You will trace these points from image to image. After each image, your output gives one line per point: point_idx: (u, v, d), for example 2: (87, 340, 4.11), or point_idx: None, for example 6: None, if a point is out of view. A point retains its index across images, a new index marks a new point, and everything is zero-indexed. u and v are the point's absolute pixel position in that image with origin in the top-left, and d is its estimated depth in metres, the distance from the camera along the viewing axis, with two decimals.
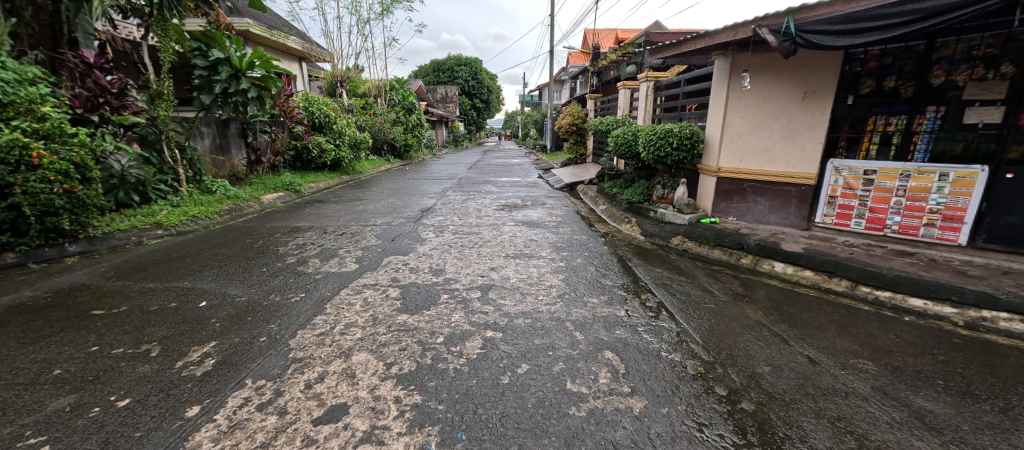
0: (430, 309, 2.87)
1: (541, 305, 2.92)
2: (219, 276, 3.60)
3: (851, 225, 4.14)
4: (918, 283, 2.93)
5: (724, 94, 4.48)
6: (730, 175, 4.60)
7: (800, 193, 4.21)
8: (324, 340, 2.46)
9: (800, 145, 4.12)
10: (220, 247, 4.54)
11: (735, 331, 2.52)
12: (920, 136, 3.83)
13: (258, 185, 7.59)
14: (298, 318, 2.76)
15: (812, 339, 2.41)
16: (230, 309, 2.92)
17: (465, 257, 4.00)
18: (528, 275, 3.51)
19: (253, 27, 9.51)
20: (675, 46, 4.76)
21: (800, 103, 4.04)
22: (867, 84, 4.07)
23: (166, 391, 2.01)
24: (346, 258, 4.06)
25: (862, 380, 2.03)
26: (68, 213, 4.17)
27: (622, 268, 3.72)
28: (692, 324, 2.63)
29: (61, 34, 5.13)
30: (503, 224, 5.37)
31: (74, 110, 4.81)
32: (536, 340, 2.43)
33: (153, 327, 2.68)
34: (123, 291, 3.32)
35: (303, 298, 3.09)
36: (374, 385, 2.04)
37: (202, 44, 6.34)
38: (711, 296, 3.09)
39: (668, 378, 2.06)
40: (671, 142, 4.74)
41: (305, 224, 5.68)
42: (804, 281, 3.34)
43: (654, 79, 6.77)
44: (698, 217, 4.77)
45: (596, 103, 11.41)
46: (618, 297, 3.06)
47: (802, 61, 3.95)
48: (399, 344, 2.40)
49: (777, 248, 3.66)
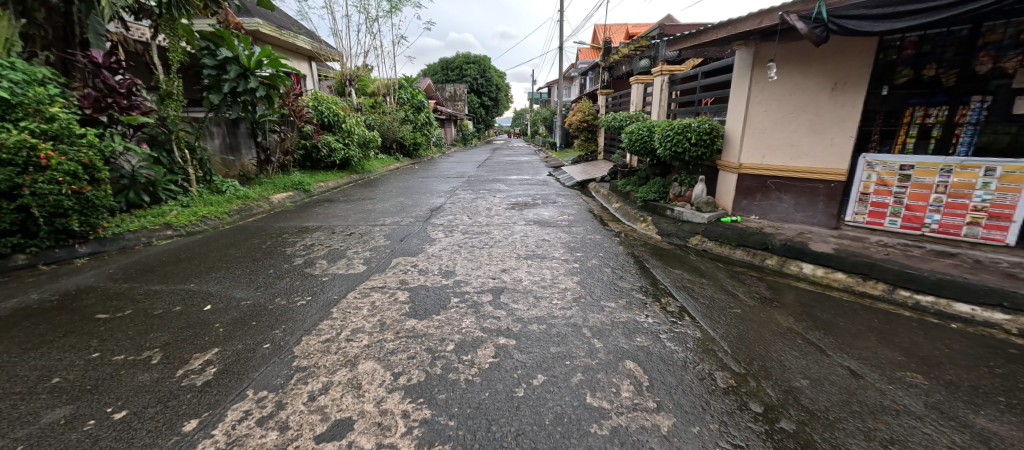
0: (440, 314, 2.75)
1: (556, 310, 2.79)
2: (226, 278, 3.52)
3: (885, 224, 3.85)
4: (964, 286, 2.72)
5: (747, 86, 4.26)
6: (752, 171, 4.38)
7: (829, 190, 3.97)
8: (328, 347, 2.34)
9: (829, 140, 3.90)
10: (227, 249, 4.47)
11: (766, 339, 2.35)
12: (963, 128, 3.62)
13: (267, 184, 7.58)
14: (303, 324, 2.65)
15: (851, 348, 2.25)
16: (235, 313, 2.84)
17: (476, 258, 3.87)
18: (541, 277, 3.37)
19: (262, 27, 9.59)
20: (693, 36, 4.58)
21: (829, 95, 3.82)
22: (903, 73, 3.83)
23: (165, 403, 1.91)
24: (354, 259, 3.96)
25: (913, 396, 1.86)
26: (77, 214, 4.15)
27: (640, 270, 3.56)
28: (719, 332, 2.47)
29: (73, 34, 5.19)
30: (514, 224, 5.23)
31: (82, 110, 4.74)
32: (552, 349, 2.31)
33: (155, 332, 2.59)
34: (129, 294, 3.25)
35: (309, 302, 2.99)
36: (380, 398, 1.92)
37: (211, 43, 6.32)
38: (736, 300, 2.91)
39: (697, 393, 1.91)
40: (689, 138, 4.54)
41: (313, 224, 5.61)
42: (835, 284, 3.15)
43: (669, 74, 6.52)
44: (717, 216, 4.57)
45: (607, 100, 11.11)
46: (636, 302, 2.90)
47: (832, 50, 3.73)
48: (407, 352, 2.29)
49: (805, 249, 3.47)
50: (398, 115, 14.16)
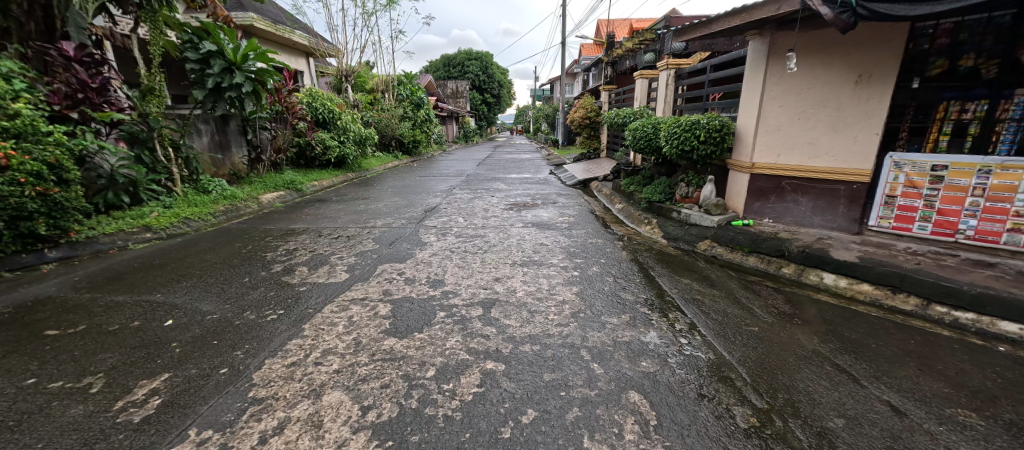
0: (423, 332, 2.47)
1: (551, 327, 2.51)
2: (196, 287, 3.24)
3: (913, 230, 3.53)
4: (1009, 303, 2.43)
5: (761, 80, 3.95)
6: (766, 171, 4.07)
7: (851, 192, 3.67)
8: (293, 374, 2.07)
9: (852, 137, 3.59)
10: (206, 254, 4.20)
11: (790, 365, 2.08)
12: (1005, 125, 3.33)
13: (257, 184, 7.30)
14: (270, 344, 2.37)
15: (888, 377, 1.98)
16: (198, 329, 2.56)
17: (468, 265, 3.59)
18: (537, 288, 3.09)
19: (256, 22, 9.35)
20: (704, 25, 4.26)
21: (853, 89, 3.52)
22: (936, 64, 3.51)
23: (91, 446, 1.64)
24: (337, 266, 3.68)
25: (970, 443, 1.59)
26: (44, 218, 3.90)
27: (644, 279, 3.27)
28: (736, 355, 2.19)
29: (54, 28, 4.89)
30: (510, 226, 4.94)
31: (51, 107, 4.42)
32: (546, 376, 2.04)
33: (104, 353, 2.32)
34: (88, 306, 2.97)
35: (281, 317, 2.71)
36: (343, 440, 1.65)
37: (195, 37, 6.07)
38: (752, 316, 2.62)
39: (714, 436, 1.64)
40: (698, 135, 4.24)
41: (300, 226, 5.34)
42: (861, 297, 2.86)
43: (675, 68, 6.21)
44: (728, 219, 4.24)
45: (609, 96, 10.79)
46: (641, 318, 2.62)
47: (856, 39, 3.43)
48: (381, 380, 2.02)
49: (826, 257, 3.18)
50: (396, 111, 13.88)
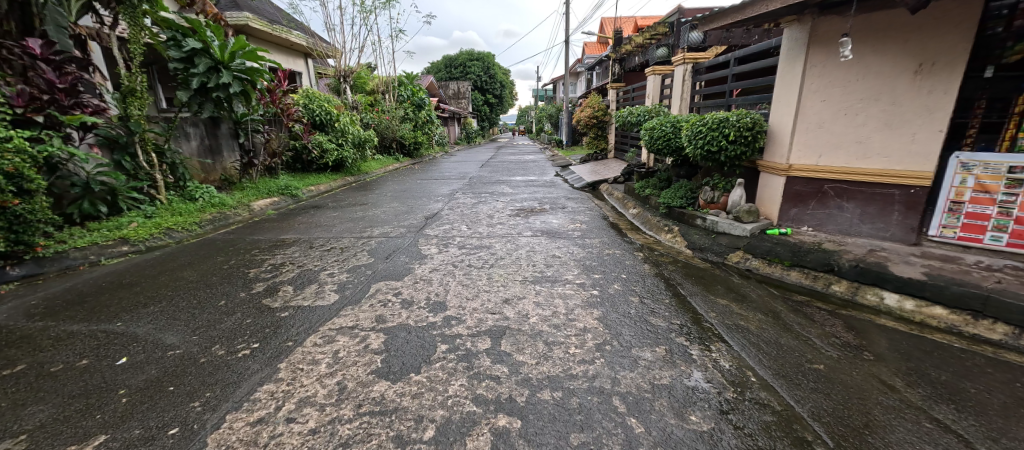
0: (419, 373, 2.06)
1: (574, 365, 2.09)
2: (162, 314, 2.83)
3: (985, 241, 3.12)
4: None
5: (800, 72, 3.55)
6: (806, 174, 3.66)
7: (907, 198, 3.25)
8: (257, 437, 1.67)
9: (909, 135, 3.17)
10: (184, 270, 3.80)
11: (880, 421, 1.66)
12: None
13: (249, 190, 6.91)
14: (236, 391, 1.97)
15: (1009, 440, 1.56)
16: (154, 370, 2.16)
17: (473, 284, 3.18)
18: (553, 312, 2.68)
19: (252, 21, 9.01)
20: (737, 10, 3.74)
21: (911, 80, 3.10)
22: (1014, 50, 3.14)
23: None
24: (326, 285, 3.27)
25: None
26: (3, 232, 3.51)
27: (675, 299, 2.86)
28: (808, 404, 1.78)
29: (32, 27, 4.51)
30: (518, 235, 4.52)
31: (14, 109, 4.05)
32: (573, 439, 1.63)
33: (35, 404, 1.92)
34: (36, 338, 2.58)
35: (254, 353, 2.29)
36: None
37: (179, 35, 5.68)
38: (813, 348, 2.21)
39: None
40: (726, 134, 3.82)
41: (291, 236, 4.93)
42: (936, 323, 2.44)
43: (692, 62, 5.80)
44: (761, 228, 3.82)
45: (618, 94, 10.36)
46: (679, 351, 2.20)
47: (916, 23, 3.02)
48: (365, 445, 1.62)
49: (885, 273, 2.75)
50: (397, 113, 13.49)
